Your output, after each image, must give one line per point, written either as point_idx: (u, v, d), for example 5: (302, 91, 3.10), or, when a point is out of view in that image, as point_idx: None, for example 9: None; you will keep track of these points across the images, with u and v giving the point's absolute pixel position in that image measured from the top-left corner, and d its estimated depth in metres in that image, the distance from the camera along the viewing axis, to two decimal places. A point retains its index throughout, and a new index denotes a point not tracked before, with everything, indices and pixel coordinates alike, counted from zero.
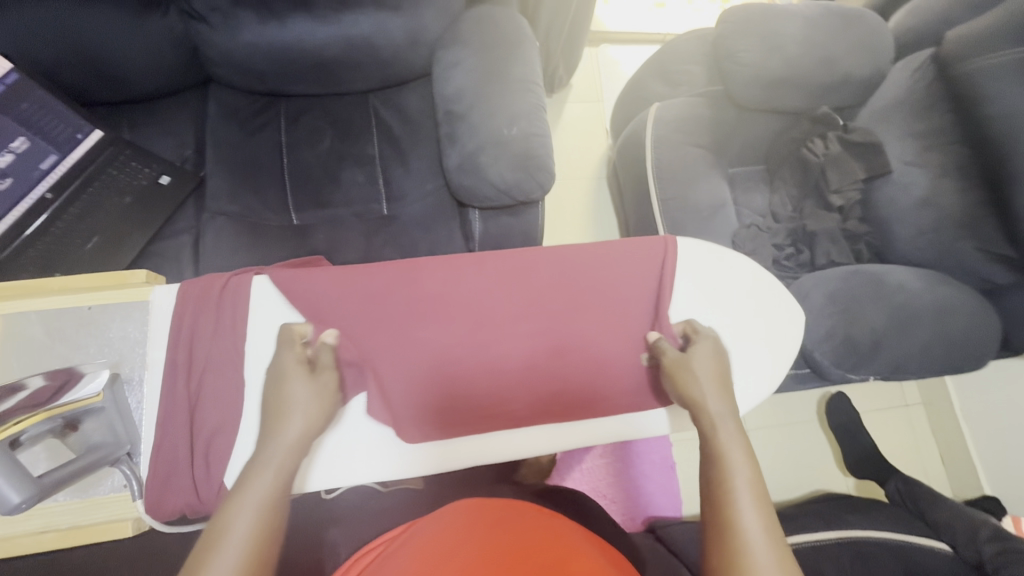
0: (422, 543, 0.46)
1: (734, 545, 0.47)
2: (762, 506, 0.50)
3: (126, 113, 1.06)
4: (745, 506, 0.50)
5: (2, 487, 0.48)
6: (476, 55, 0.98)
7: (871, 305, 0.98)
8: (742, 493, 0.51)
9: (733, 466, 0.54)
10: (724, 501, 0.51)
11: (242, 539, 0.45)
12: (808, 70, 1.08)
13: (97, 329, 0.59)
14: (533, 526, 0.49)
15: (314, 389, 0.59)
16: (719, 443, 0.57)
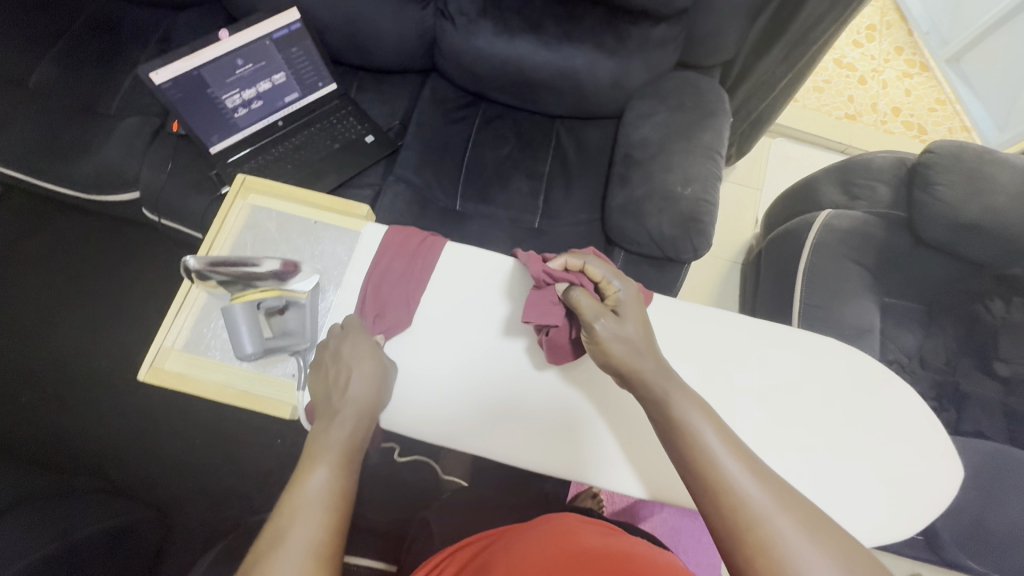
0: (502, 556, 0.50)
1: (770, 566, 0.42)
2: (782, 504, 0.44)
3: (358, 78, 1.23)
4: (767, 512, 0.44)
5: (242, 336, 0.57)
6: (672, 113, 1.03)
7: (1017, 498, 0.87)
8: (759, 503, 0.44)
9: (726, 464, 0.47)
10: (744, 512, 0.44)
11: (320, 498, 0.46)
12: (1011, 226, 1.01)
13: (315, 240, 0.66)
14: (605, 535, 0.53)
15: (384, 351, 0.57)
16: (695, 441, 0.50)
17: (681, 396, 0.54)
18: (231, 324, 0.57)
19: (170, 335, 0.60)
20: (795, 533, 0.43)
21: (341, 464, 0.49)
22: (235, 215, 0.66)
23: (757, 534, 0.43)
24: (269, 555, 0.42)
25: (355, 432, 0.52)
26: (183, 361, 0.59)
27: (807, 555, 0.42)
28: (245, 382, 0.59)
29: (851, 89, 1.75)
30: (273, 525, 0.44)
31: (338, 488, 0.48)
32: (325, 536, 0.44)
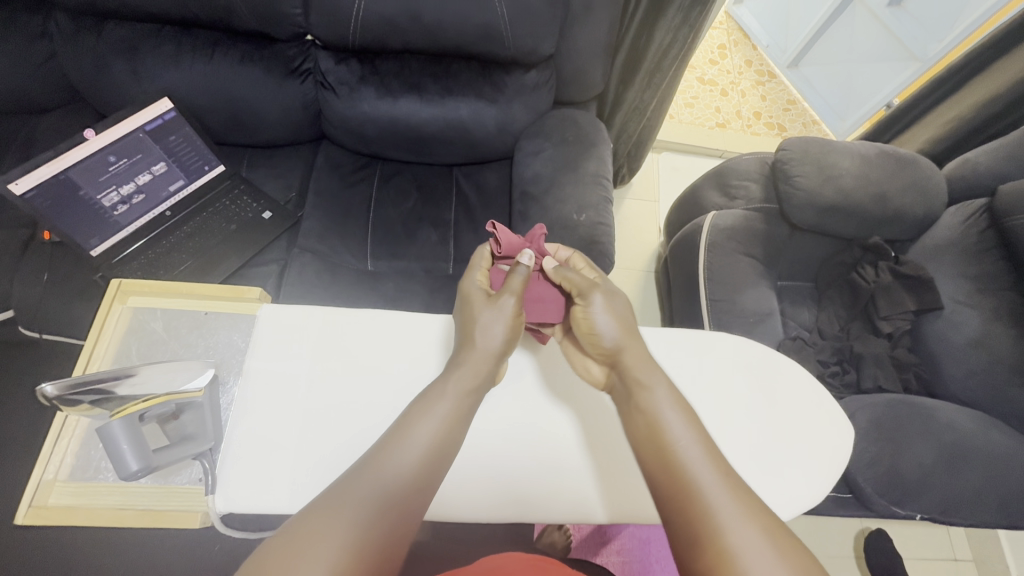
0: None
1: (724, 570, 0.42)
2: (743, 513, 0.45)
3: (248, 155, 1.22)
4: (730, 522, 0.44)
5: (124, 454, 0.53)
6: (558, 148, 1.10)
7: (920, 439, 0.96)
8: (715, 495, 0.46)
9: (697, 469, 0.48)
10: (708, 516, 0.45)
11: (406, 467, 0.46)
12: (861, 202, 1.16)
13: (207, 333, 0.64)
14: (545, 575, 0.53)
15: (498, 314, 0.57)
16: (672, 440, 0.50)
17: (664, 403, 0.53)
18: (110, 442, 0.52)
19: (52, 466, 0.56)
20: (753, 539, 0.43)
21: (430, 452, 0.48)
22: (117, 321, 0.63)
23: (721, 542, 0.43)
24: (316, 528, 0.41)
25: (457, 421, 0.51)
26: (69, 493, 0.55)
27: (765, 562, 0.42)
28: (145, 501, 0.55)
29: (717, 101, 1.95)
30: (347, 491, 0.44)
31: (415, 481, 0.46)
32: (380, 523, 0.42)
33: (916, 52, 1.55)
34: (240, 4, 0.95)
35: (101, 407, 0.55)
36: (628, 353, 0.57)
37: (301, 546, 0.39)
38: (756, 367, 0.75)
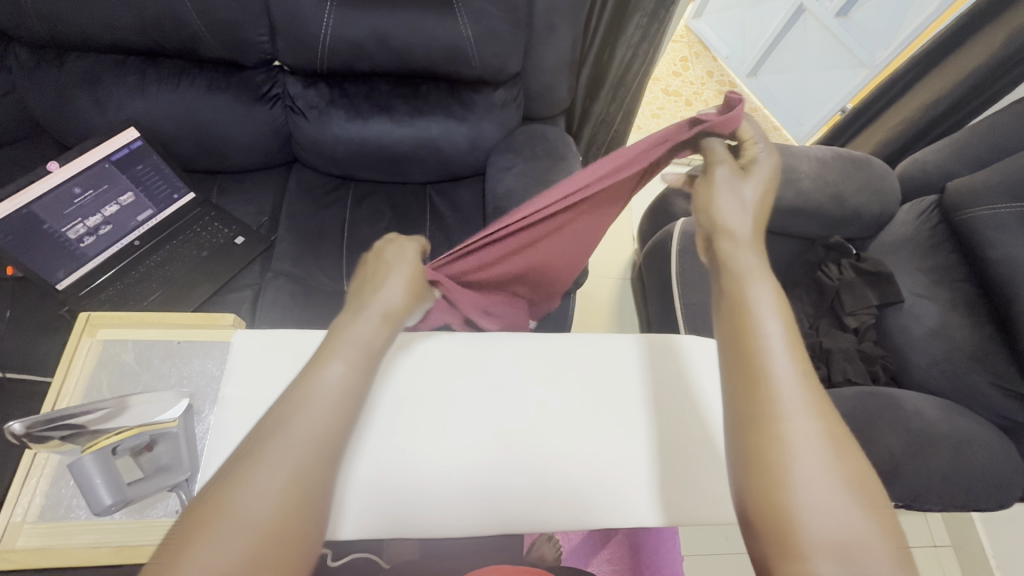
0: None
1: (766, 462, 0.38)
2: (811, 409, 0.40)
3: (218, 181, 1.21)
4: (795, 411, 0.40)
5: (99, 489, 0.51)
6: (528, 162, 1.13)
7: (890, 429, 0.99)
8: (784, 379, 0.41)
9: (773, 356, 0.42)
10: (772, 404, 0.40)
11: (335, 394, 0.43)
12: (821, 202, 1.21)
13: (179, 362, 0.63)
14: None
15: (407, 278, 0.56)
16: (751, 318, 0.44)
17: (760, 285, 0.47)
18: (82, 478, 0.51)
19: (19, 509, 0.55)
20: (813, 440, 0.38)
21: (342, 400, 0.43)
22: (87, 355, 0.62)
23: (775, 439, 0.39)
24: (237, 474, 0.38)
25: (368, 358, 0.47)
26: (38, 534, 0.54)
27: (817, 466, 0.37)
28: (119, 537, 0.54)
29: (682, 111, 2.02)
30: (265, 441, 0.39)
31: (325, 434, 0.41)
32: (307, 473, 0.39)
33: (864, 59, 1.63)
34: (205, 33, 0.96)
35: (72, 442, 0.53)
36: (749, 243, 0.51)
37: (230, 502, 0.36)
38: None
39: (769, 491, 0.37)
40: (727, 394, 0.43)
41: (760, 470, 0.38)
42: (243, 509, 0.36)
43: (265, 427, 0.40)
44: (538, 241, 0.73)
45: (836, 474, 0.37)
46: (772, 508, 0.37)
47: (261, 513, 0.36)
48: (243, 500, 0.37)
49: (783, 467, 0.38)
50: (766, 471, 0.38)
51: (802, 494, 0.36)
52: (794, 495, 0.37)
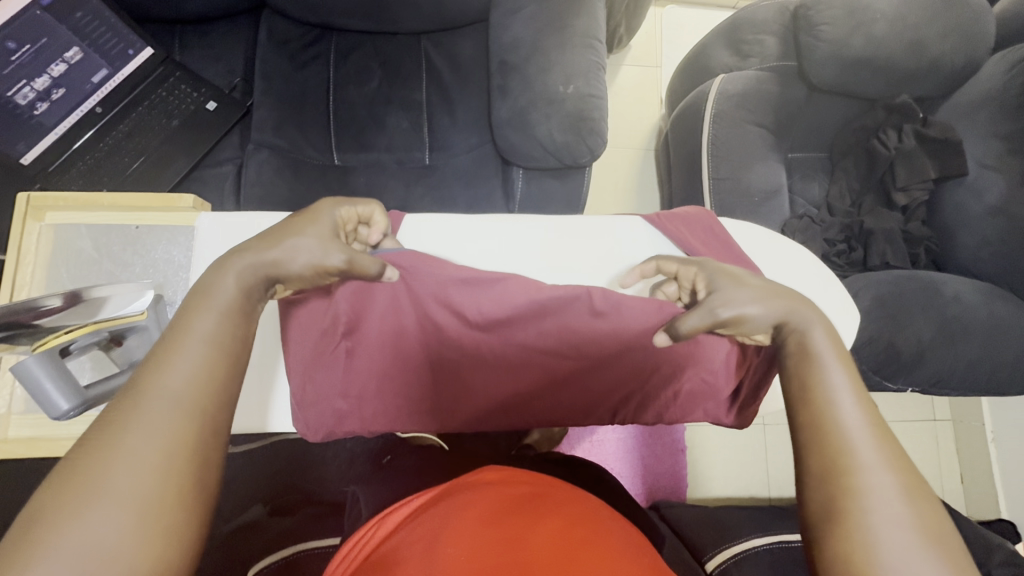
0: (461, 509, 0.50)
1: (853, 525, 0.35)
2: (885, 455, 0.37)
3: (178, 34, 1.04)
4: (870, 463, 0.37)
5: (52, 393, 0.49)
6: (539, 3, 0.92)
7: (922, 314, 0.93)
8: (846, 413, 0.39)
9: (833, 405, 0.40)
10: (847, 455, 0.37)
11: (202, 341, 0.38)
12: (894, 53, 1.00)
13: (141, 249, 0.61)
14: (541, 486, 0.56)
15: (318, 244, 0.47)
16: (824, 384, 0.41)
17: (824, 363, 0.42)
18: (32, 382, 0.48)
19: (4, 401, 0.58)
20: (886, 489, 0.36)
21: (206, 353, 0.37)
22: (41, 241, 0.59)
23: (864, 496, 0.35)
24: (101, 441, 0.32)
25: (243, 313, 0.41)
26: (28, 425, 0.57)
27: (898, 533, 0.34)
28: None
29: None
30: (116, 413, 0.33)
31: (191, 396, 0.35)
32: (184, 427, 0.34)
33: None
34: None
35: (18, 342, 0.49)
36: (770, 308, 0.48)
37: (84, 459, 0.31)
38: (788, 273, 0.71)
39: (874, 550, 0.34)
40: (790, 412, 0.42)
41: (828, 509, 0.36)
42: (87, 503, 0.30)
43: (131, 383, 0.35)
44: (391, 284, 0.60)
45: (900, 508, 0.35)
46: (857, 534, 0.35)
47: (128, 478, 0.31)
48: (87, 478, 0.31)
49: (890, 522, 0.34)
50: (819, 454, 0.38)
51: (879, 547, 0.34)
52: (871, 507, 0.35)
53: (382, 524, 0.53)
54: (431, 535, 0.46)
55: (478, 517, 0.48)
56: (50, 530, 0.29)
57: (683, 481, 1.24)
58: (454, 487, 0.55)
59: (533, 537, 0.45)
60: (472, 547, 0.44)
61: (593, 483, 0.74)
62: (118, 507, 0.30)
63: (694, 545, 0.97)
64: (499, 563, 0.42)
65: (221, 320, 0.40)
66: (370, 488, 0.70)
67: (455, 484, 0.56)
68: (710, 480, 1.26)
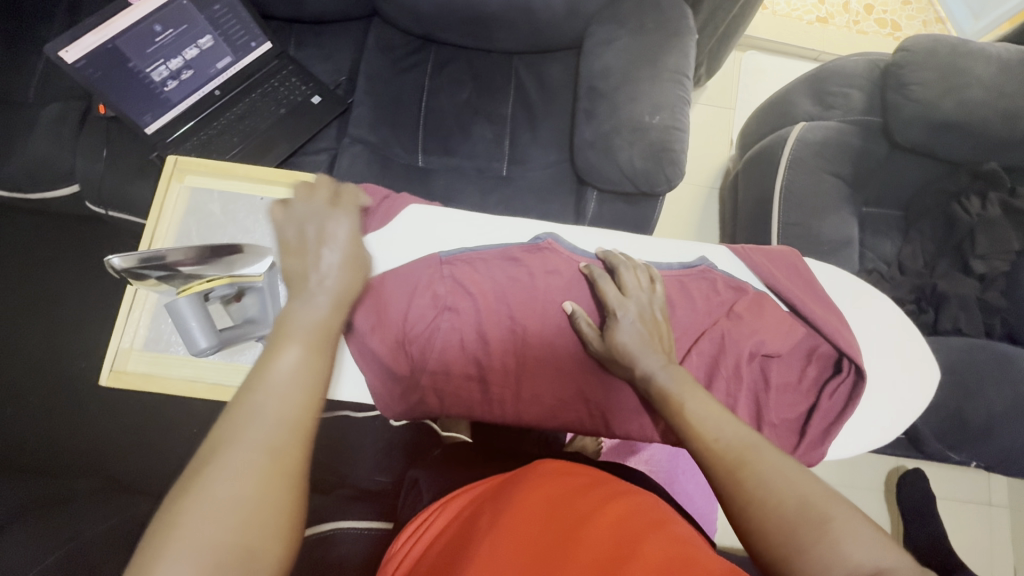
0: (522, 495, 0.53)
1: (760, 500, 0.41)
2: (746, 431, 0.46)
3: (294, 32, 1.13)
4: (733, 436, 0.46)
5: (194, 332, 0.57)
6: (634, 37, 0.96)
7: (993, 385, 0.90)
8: (704, 409, 0.50)
9: (700, 415, 0.49)
10: (712, 443, 0.46)
11: (292, 372, 0.40)
12: (984, 120, 0.99)
13: (264, 218, 0.67)
14: (594, 475, 0.58)
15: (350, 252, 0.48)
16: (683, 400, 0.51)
17: (693, 399, 0.51)
18: (181, 319, 0.56)
19: (129, 335, 0.64)
20: (756, 449, 0.44)
21: (303, 384, 0.40)
22: (179, 201, 0.66)
23: (753, 488, 0.42)
24: (207, 464, 0.36)
25: (326, 338, 0.43)
26: (145, 361, 0.63)
27: (773, 472, 0.42)
28: (217, 375, 0.63)
29: None
30: (227, 435, 0.37)
31: (286, 427, 0.38)
32: (280, 456, 0.37)
33: None
34: None
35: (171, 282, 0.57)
36: (636, 346, 0.57)
37: (202, 480, 0.35)
38: (871, 320, 0.71)
39: (766, 501, 0.41)
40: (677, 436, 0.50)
41: (722, 473, 0.44)
42: (206, 513, 0.34)
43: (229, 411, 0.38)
44: (490, 266, 0.68)
45: (771, 463, 0.43)
46: (753, 502, 0.41)
47: (237, 499, 0.35)
48: (204, 494, 0.35)
49: (778, 497, 0.41)
50: (708, 451, 0.46)
51: (764, 487, 0.42)
52: (757, 469, 0.43)
53: (446, 508, 0.57)
54: (492, 521, 0.50)
55: (540, 504, 0.51)
56: (169, 542, 0.33)
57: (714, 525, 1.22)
58: (512, 477, 0.59)
59: (600, 518, 0.47)
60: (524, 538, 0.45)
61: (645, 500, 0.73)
62: (227, 515, 0.34)
63: None
64: (563, 541, 0.45)
65: (304, 349, 0.42)
66: (430, 472, 0.73)
67: (512, 475, 0.59)
68: None
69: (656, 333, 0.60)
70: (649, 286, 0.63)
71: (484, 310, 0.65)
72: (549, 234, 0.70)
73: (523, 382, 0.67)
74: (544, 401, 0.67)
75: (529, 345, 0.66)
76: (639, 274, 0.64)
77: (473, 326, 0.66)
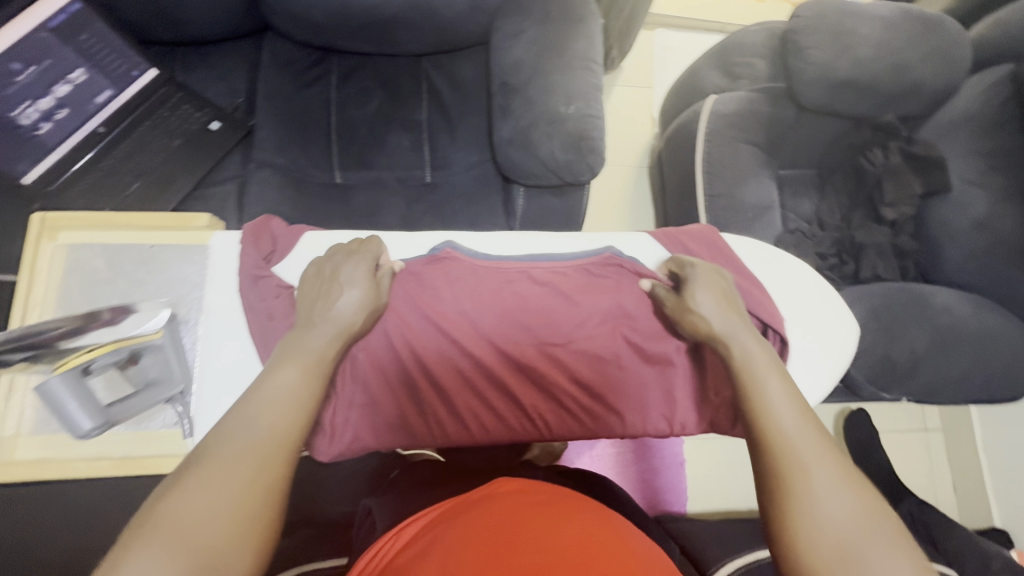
0: (478, 516, 0.52)
1: (807, 531, 0.41)
2: (825, 456, 0.45)
3: (180, 55, 1.05)
4: (809, 460, 0.44)
5: (76, 410, 0.55)
6: (540, 28, 0.95)
7: (913, 324, 0.96)
8: (778, 407, 0.49)
9: (776, 416, 0.48)
10: (787, 454, 0.45)
11: (293, 391, 0.47)
12: (876, 75, 1.05)
13: (157, 267, 0.64)
14: (558, 491, 0.58)
15: (364, 300, 0.58)
16: (761, 396, 0.50)
17: (774, 391, 0.50)
18: (58, 401, 0.54)
19: (13, 421, 0.63)
20: (827, 482, 0.43)
21: (297, 404, 0.46)
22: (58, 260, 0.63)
23: (810, 510, 0.42)
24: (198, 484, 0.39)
25: (322, 367, 0.50)
26: (35, 446, 0.62)
27: (835, 507, 0.42)
28: (126, 446, 0.63)
29: None
30: (220, 457, 0.41)
31: (278, 441, 0.43)
32: (272, 472, 0.41)
33: None
34: None
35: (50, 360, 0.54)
36: (722, 324, 0.58)
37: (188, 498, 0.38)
38: (791, 286, 0.73)
39: (813, 532, 0.41)
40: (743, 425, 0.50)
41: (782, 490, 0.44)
42: (175, 532, 0.36)
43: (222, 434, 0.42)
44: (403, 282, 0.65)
45: (841, 498, 0.42)
46: (802, 523, 0.42)
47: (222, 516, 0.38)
48: (187, 513, 0.37)
49: (828, 528, 0.41)
50: (769, 450, 0.46)
51: (824, 525, 0.41)
52: (815, 492, 0.43)
53: (400, 535, 0.55)
54: (445, 546, 0.48)
55: (495, 524, 0.50)
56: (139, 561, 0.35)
57: (683, 495, 1.25)
58: (469, 498, 0.57)
59: (557, 538, 0.47)
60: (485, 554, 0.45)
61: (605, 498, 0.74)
62: (202, 528, 0.37)
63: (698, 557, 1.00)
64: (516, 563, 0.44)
65: (303, 373, 0.49)
66: (385, 500, 0.70)
67: (469, 496, 0.58)
68: (709, 493, 1.27)
69: (733, 308, 0.61)
70: (717, 272, 0.66)
71: (404, 330, 0.63)
72: (446, 243, 0.69)
73: (456, 399, 0.65)
74: (480, 415, 0.66)
75: (456, 360, 0.65)
76: (707, 259, 0.68)
77: (394, 350, 0.63)
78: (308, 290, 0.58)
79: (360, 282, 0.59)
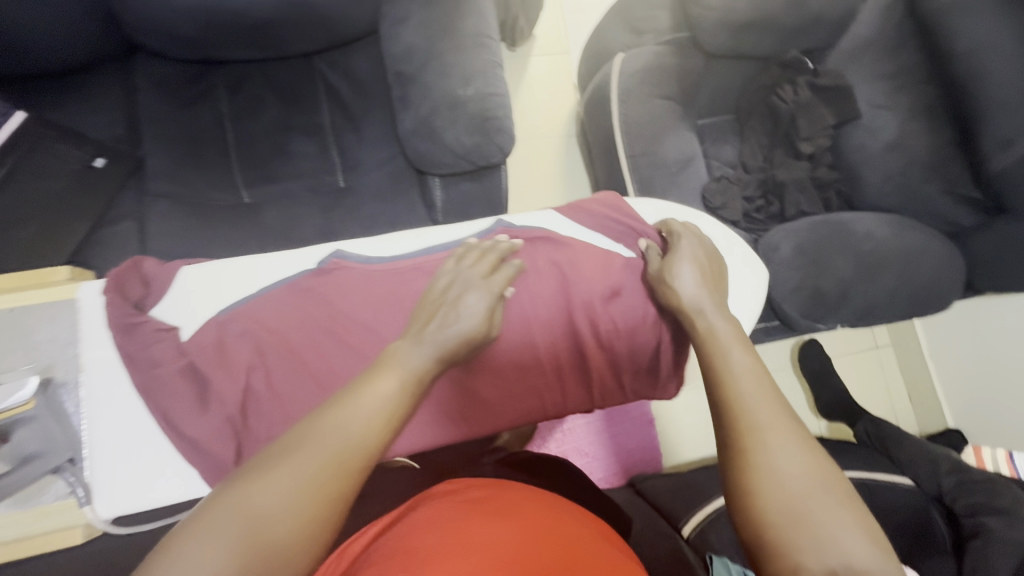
0: (417, 524, 0.50)
1: (768, 492, 0.41)
2: (782, 419, 0.45)
3: (41, 92, 0.95)
4: (763, 422, 0.44)
5: None
6: (426, 9, 0.90)
7: (839, 254, 0.97)
8: (741, 369, 0.49)
9: (737, 379, 0.48)
10: (745, 416, 0.45)
11: (384, 397, 0.43)
12: (775, 12, 1.04)
13: (20, 333, 0.69)
14: (504, 488, 0.57)
15: (489, 301, 0.56)
16: (726, 357, 0.50)
17: (739, 355, 0.50)
18: None
19: None
20: (781, 443, 0.43)
21: (383, 409, 0.42)
22: None
23: (769, 473, 0.42)
24: (263, 471, 0.37)
25: (419, 384, 0.46)
26: None
27: (791, 467, 0.42)
28: (13, 525, 0.65)
29: None
30: (295, 445, 0.39)
31: (371, 442, 0.40)
32: (351, 469, 0.39)
33: None
34: None
35: None
36: (696, 295, 0.61)
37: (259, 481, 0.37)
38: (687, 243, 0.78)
39: (772, 494, 0.41)
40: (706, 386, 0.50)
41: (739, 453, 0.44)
42: (230, 529, 0.35)
43: (317, 421, 0.40)
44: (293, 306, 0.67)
45: (792, 454, 0.42)
46: (761, 480, 0.42)
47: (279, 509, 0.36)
48: (257, 501, 0.36)
49: (789, 490, 0.41)
50: (728, 408, 0.46)
51: (777, 482, 0.41)
52: (775, 454, 0.42)
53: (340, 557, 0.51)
54: (384, 558, 0.46)
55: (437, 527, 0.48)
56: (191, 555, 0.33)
57: (654, 452, 1.27)
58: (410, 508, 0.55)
59: (497, 536, 0.46)
60: (460, 557, 0.43)
61: (551, 481, 0.73)
62: (274, 518, 0.36)
63: (669, 513, 1.03)
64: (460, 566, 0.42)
65: (402, 382, 0.45)
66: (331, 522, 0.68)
67: (406, 509, 0.55)
68: (677, 446, 1.30)
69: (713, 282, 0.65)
70: (703, 245, 0.69)
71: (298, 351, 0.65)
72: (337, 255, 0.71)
73: None
74: None
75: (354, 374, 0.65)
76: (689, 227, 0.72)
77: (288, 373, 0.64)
78: (426, 301, 0.55)
79: (478, 286, 0.57)
